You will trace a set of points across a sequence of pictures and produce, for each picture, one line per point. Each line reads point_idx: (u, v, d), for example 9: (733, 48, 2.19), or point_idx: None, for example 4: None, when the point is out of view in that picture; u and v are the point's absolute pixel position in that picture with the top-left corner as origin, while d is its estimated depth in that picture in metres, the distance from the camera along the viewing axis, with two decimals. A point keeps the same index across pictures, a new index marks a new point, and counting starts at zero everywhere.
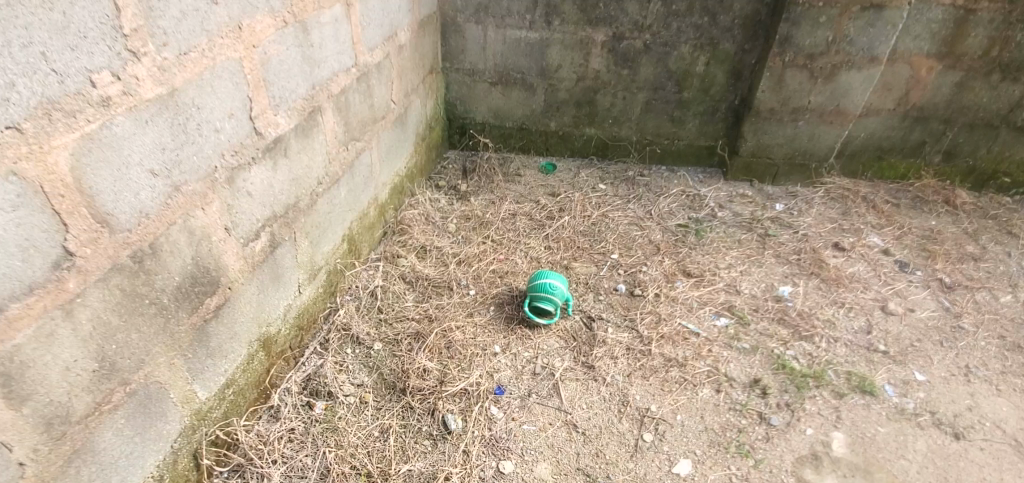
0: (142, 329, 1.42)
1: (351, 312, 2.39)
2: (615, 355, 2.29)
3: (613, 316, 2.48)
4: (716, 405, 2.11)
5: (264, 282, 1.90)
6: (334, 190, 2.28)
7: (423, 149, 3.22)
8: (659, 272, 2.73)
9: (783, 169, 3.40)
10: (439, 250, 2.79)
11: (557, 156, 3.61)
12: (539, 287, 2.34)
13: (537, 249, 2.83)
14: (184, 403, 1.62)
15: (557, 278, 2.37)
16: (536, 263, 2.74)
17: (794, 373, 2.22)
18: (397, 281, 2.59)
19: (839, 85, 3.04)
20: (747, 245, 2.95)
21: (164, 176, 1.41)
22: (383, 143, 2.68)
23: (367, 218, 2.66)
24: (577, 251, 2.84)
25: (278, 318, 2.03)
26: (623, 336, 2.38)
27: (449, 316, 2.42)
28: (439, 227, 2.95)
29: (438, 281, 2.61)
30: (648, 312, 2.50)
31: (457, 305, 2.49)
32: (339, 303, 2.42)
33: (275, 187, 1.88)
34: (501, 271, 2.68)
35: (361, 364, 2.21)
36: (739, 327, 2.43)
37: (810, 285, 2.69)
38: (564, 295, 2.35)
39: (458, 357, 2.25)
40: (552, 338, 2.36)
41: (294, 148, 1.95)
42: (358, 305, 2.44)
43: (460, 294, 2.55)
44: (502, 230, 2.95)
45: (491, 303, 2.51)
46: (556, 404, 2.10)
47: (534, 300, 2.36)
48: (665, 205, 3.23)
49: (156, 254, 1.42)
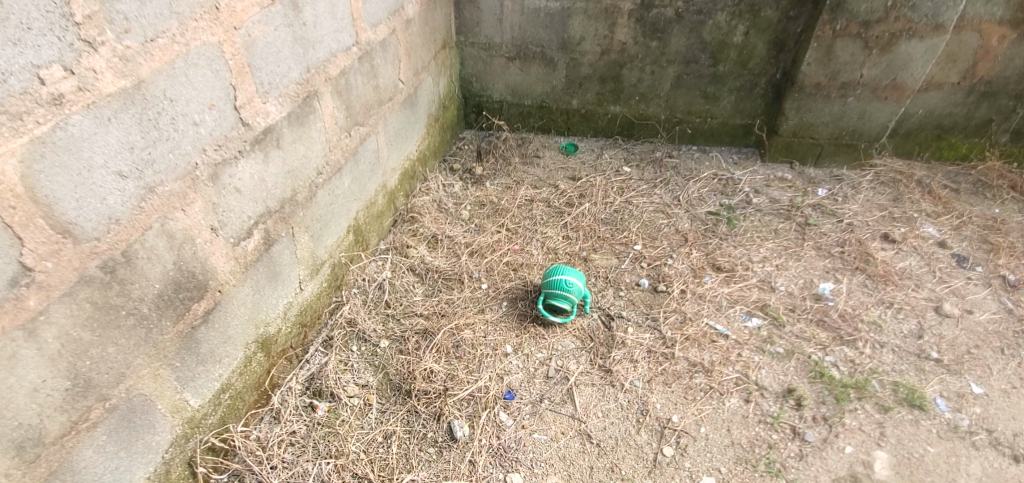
0: (119, 341, 1.32)
1: (356, 307, 2.28)
2: (635, 358, 2.13)
3: (634, 314, 2.31)
4: (745, 417, 1.94)
5: (259, 282, 1.79)
6: (336, 180, 2.14)
7: (435, 130, 3.05)
8: (686, 265, 2.53)
9: (828, 150, 3.10)
10: (450, 239, 2.65)
11: (579, 135, 3.39)
12: (553, 283, 2.20)
13: (555, 239, 2.66)
14: (174, 412, 1.54)
15: (572, 272, 2.22)
16: (553, 255, 2.57)
17: (833, 382, 2.03)
18: (406, 274, 2.47)
19: (896, 56, 2.71)
20: (785, 235, 2.71)
21: (135, 178, 1.29)
22: (391, 126, 2.52)
23: (375, 207, 2.52)
24: (597, 242, 2.66)
25: (278, 317, 1.93)
26: (644, 337, 2.21)
27: (459, 312, 2.30)
28: (451, 214, 2.80)
29: (449, 273, 2.48)
30: (672, 310, 2.32)
31: (468, 301, 2.35)
32: (345, 297, 2.31)
33: (267, 181, 1.75)
34: (515, 263, 2.52)
35: (366, 363, 2.12)
36: (772, 329, 2.24)
37: (854, 281, 2.45)
38: (580, 292, 2.20)
39: (467, 358, 2.13)
40: (567, 337, 2.21)
41: (288, 137, 1.81)
42: (364, 300, 2.33)
43: (471, 288, 2.41)
44: (519, 218, 2.77)
45: (504, 298, 2.37)
46: (570, 411, 1.96)
47: (549, 297, 2.23)
48: (695, 190, 2.99)
49: (130, 262, 1.32)
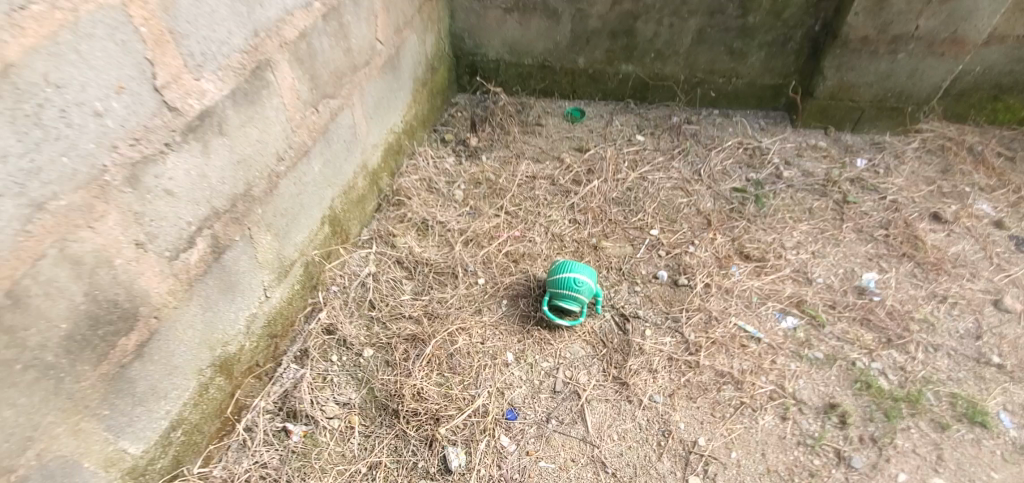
0: (17, 401, 1.05)
1: (335, 310, 1.99)
2: (654, 368, 1.86)
3: (651, 314, 2.03)
4: (782, 438, 1.70)
5: (209, 298, 1.49)
6: (303, 165, 1.80)
7: (423, 96, 2.66)
8: (710, 253, 2.23)
9: (869, 114, 2.74)
10: (442, 225, 2.33)
11: (586, 99, 2.99)
12: (560, 282, 1.91)
13: (560, 224, 2.34)
14: (108, 467, 1.28)
15: (581, 268, 1.93)
16: (558, 244, 2.26)
17: (882, 394, 1.78)
18: (392, 268, 2.16)
19: (960, 4, 2.31)
20: (820, 216, 2.40)
21: (13, 194, 0.98)
22: (369, 96, 2.15)
23: (353, 191, 2.18)
24: (608, 226, 2.34)
25: (239, 334, 1.64)
26: (664, 341, 1.94)
27: (452, 314, 2.01)
28: (443, 195, 2.46)
29: (442, 266, 2.17)
30: (695, 308, 2.03)
31: (463, 300, 2.06)
32: (322, 300, 2.00)
33: (210, 177, 1.42)
34: (516, 254, 2.22)
35: (348, 377, 1.85)
36: (811, 330, 1.96)
37: (901, 271, 2.16)
38: (590, 291, 1.91)
39: (463, 370, 1.86)
40: (576, 343, 1.94)
41: (234, 120, 1.46)
42: (344, 300, 2.03)
43: (466, 283, 2.12)
44: (520, 199, 2.44)
45: (504, 295, 2.08)
46: (581, 433, 1.71)
47: (555, 298, 1.94)
48: (718, 162, 2.65)
49: (20, 303, 1.03)
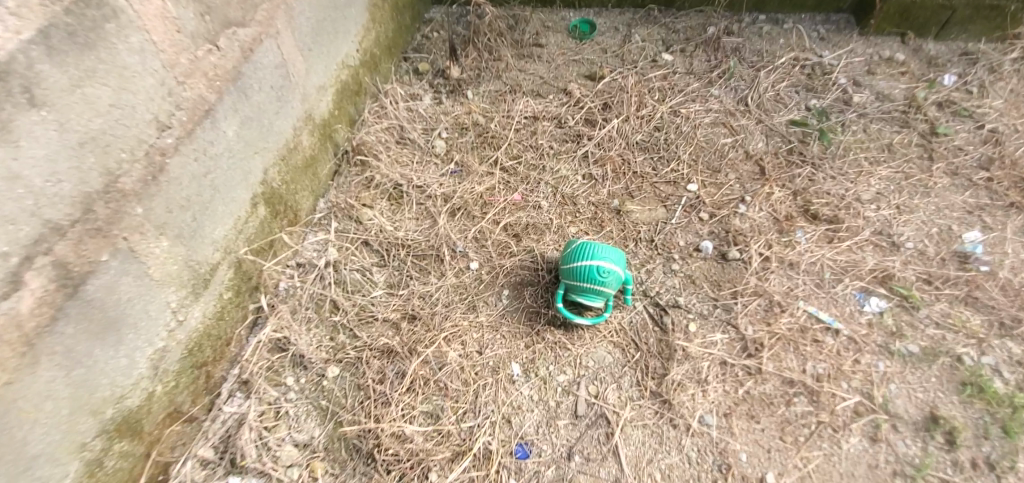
0: None
1: (283, 320, 1.50)
2: (704, 378, 1.44)
3: (697, 302, 1.57)
4: (872, 468, 1.32)
5: (73, 351, 1.03)
6: (205, 130, 1.24)
7: (384, 12, 2.00)
8: (766, 213, 1.73)
9: (962, 14, 2.11)
10: (420, 190, 1.79)
11: (596, 7, 2.32)
12: (577, 273, 1.43)
13: (572, 181, 1.81)
14: None
15: (605, 252, 1.43)
16: (572, 210, 1.75)
17: (999, 402, 1.38)
18: (357, 254, 1.65)
19: None
20: (902, 156, 1.89)
21: None
22: (300, 18, 1.52)
23: (296, 153, 1.60)
24: (634, 182, 1.82)
25: (141, 380, 1.19)
26: (714, 339, 1.50)
27: (439, 315, 1.54)
28: (419, 147, 1.89)
29: (422, 247, 1.67)
30: (753, 292, 1.57)
31: (452, 294, 1.59)
32: (269, 309, 1.51)
33: (27, 179, 0.91)
34: (516, 225, 1.71)
35: (309, 408, 1.41)
36: (902, 315, 1.53)
37: (1010, 228, 1.69)
38: (618, 281, 1.44)
39: (457, 393, 1.43)
40: (600, 346, 1.50)
41: (55, 81, 0.92)
42: (297, 305, 1.54)
43: (455, 270, 1.63)
44: (519, 149, 1.88)
45: (504, 284, 1.61)
46: (614, 474, 1.32)
47: (572, 291, 1.48)
48: (769, 86, 2.06)
49: None
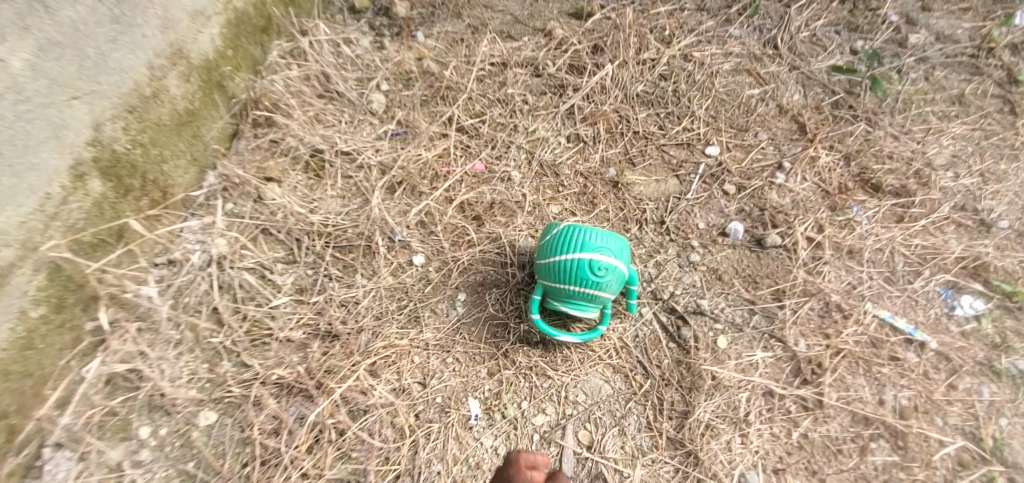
0: None
1: (136, 345, 1.05)
2: (747, 419, 1.02)
3: (728, 306, 1.14)
4: None
5: None
6: None
7: None
8: (812, 183, 1.29)
9: None
10: (347, 157, 1.30)
11: None
12: (562, 272, 0.98)
13: (554, 144, 1.35)
14: None
15: (599, 238, 0.98)
16: (553, 183, 1.29)
17: None
18: (252, 247, 1.17)
19: None
20: (980, 109, 1.45)
21: None
22: None
23: (156, 105, 1.11)
24: (635, 144, 1.36)
25: None
26: (753, 360, 1.08)
27: (366, 333, 1.08)
28: (350, 103, 1.38)
29: (346, 235, 1.20)
30: (805, 292, 1.15)
31: (384, 302, 1.13)
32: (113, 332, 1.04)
33: None
34: (477, 205, 1.25)
35: (175, 473, 0.99)
36: (1006, 320, 1.13)
37: None
38: (620, 280, 1.00)
39: (385, 450, 0.99)
40: (594, 372, 1.06)
41: None
42: (151, 327, 1.07)
43: (393, 266, 1.17)
44: (481, 104, 1.39)
45: (461, 286, 1.15)
46: None
47: (552, 295, 1.04)
48: (802, 25, 1.54)
49: None
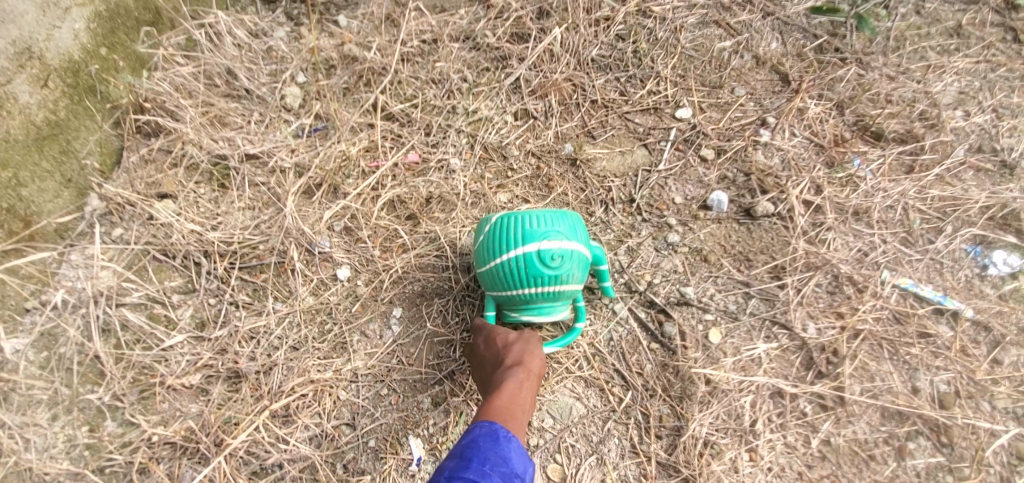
0: None
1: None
2: (753, 430, 0.86)
3: (719, 293, 0.96)
4: None
5: None
6: None
7: None
8: (803, 138, 1.11)
9: None
10: (255, 161, 1.10)
11: None
12: (508, 276, 0.78)
13: (499, 124, 1.15)
14: None
15: (544, 222, 0.78)
16: (500, 167, 1.11)
17: None
18: (139, 279, 0.96)
19: None
20: (1001, 34, 1.21)
21: None
22: None
23: (0, 117, 0.91)
24: (593, 115, 1.16)
25: None
26: (754, 354, 0.90)
27: (283, 368, 0.92)
28: (259, 100, 1.16)
29: (256, 254, 1.00)
30: (810, 266, 0.97)
31: (302, 329, 0.95)
32: None
33: None
34: (410, 203, 1.07)
35: None
36: None
37: None
38: (582, 264, 0.80)
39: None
40: (563, 389, 0.89)
41: None
42: (7, 389, 0.86)
43: (313, 285, 0.99)
44: (413, 87, 1.19)
45: (394, 301, 0.98)
46: None
47: (510, 306, 0.85)
48: None
49: None
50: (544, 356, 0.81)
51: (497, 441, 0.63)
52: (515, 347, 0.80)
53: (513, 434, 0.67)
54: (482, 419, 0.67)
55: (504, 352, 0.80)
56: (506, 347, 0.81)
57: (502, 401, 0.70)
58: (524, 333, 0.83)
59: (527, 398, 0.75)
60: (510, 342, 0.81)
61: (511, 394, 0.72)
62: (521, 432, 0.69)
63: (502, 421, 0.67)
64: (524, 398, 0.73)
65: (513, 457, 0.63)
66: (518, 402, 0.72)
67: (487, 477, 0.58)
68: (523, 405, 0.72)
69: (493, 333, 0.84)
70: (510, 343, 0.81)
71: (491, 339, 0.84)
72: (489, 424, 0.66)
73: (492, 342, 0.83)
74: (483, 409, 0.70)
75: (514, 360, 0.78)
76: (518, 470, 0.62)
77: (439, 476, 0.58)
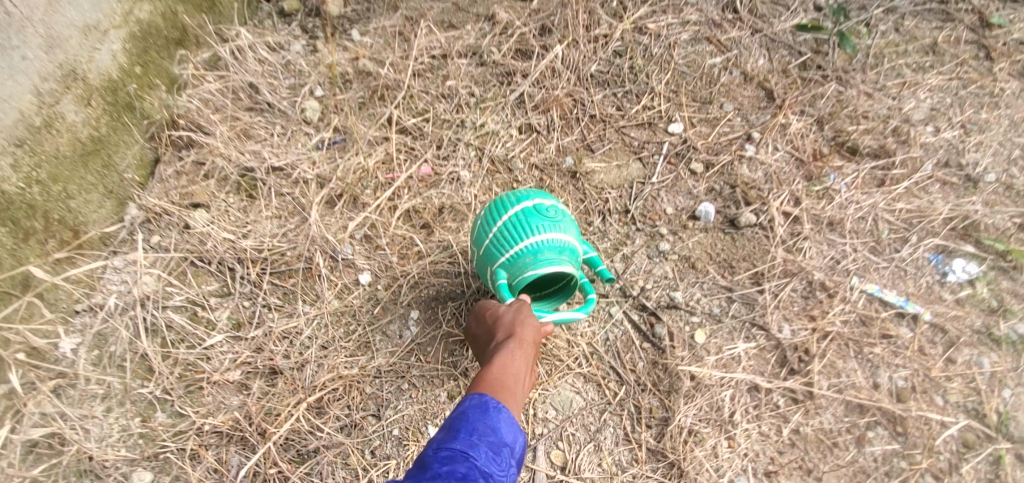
0: None
1: (54, 407, 0.94)
2: (733, 420, 0.96)
3: (704, 296, 1.06)
4: None
5: None
6: None
7: None
8: (785, 152, 1.20)
9: None
10: (280, 173, 1.19)
11: None
12: (512, 228, 0.88)
13: (505, 137, 1.24)
14: None
15: (533, 190, 0.94)
16: (506, 179, 1.20)
17: None
18: (180, 284, 1.06)
19: None
20: (971, 54, 1.31)
21: None
22: None
23: (50, 136, 0.99)
24: (593, 129, 1.25)
25: None
26: (735, 353, 1.01)
27: (313, 365, 1.02)
28: (282, 114, 1.25)
29: (286, 261, 1.10)
30: (787, 272, 1.07)
31: (330, 330, 1.05)
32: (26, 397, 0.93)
33: None
34: (424, 213, 1.16)
35: None
36: (1002, 281, 1.05)
37: None
38: (574, 225, 0.93)
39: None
40: (565, 384, 1.00)
41: None
42: (67, 384, 0.96)
43: (338, 289, 1.08)
44: (424, 101, 1.28)
45: (411, 304, 1.08)
46: None
47: (515, 272, 0.89)
48: None
49: None
50: (537, 326, 0.84)
51: (485, 412, 0.67)
52: (506, 319, 0.83)
53: (504, 404, 0.70)
54: (474, 391, 0.71)
55: (497, 326, 0.83)
56: (499, 321, 0.84)
57: (495, 371, 0.74)
58: (515, 303, 0.86)
59: (522, 366, 0.78)
60: (501, 313, 0.84)
61: (504, 365, 0.76)
62: (513, 401, 0.72)
63: (492, 392, 0.71)
64: (517, 367, 0.76)
65: (502, 427, 0.66)
66: (510, 370, 0.75)
67: (474, 448, 0.62)
68: (516, 373, 0.75)
69: (485, 308, 0.87)
70: (501, 315, 0.84)
71: (484, 314, 0.87)
72: (479, 396, 0.70)
73: (485, 316, 0.86)
74: (476, 381, 0.74)
75: (506, 332, 0.81)
76: (506, 439, 0.66)
77: (428, 448, 0.62)
